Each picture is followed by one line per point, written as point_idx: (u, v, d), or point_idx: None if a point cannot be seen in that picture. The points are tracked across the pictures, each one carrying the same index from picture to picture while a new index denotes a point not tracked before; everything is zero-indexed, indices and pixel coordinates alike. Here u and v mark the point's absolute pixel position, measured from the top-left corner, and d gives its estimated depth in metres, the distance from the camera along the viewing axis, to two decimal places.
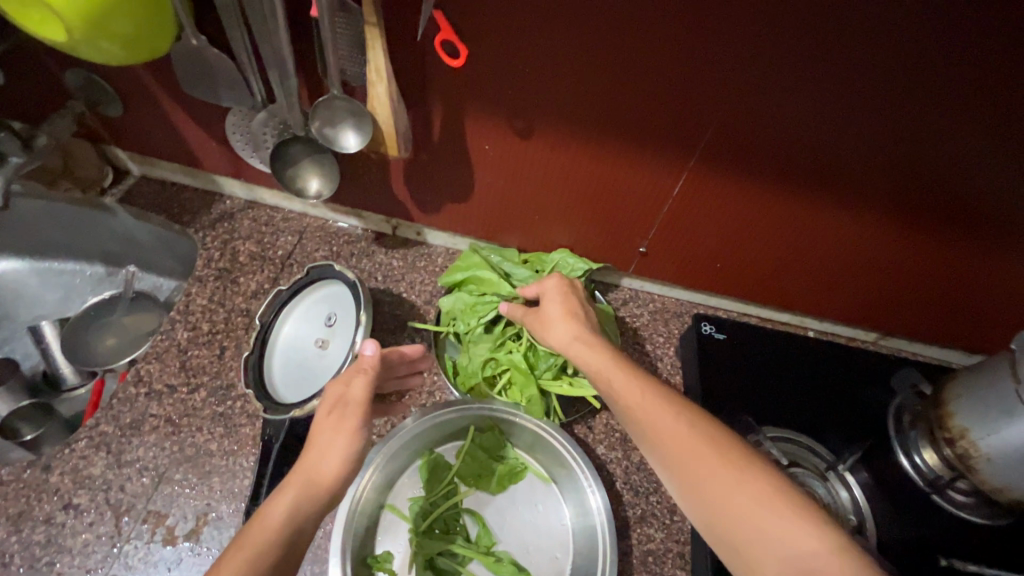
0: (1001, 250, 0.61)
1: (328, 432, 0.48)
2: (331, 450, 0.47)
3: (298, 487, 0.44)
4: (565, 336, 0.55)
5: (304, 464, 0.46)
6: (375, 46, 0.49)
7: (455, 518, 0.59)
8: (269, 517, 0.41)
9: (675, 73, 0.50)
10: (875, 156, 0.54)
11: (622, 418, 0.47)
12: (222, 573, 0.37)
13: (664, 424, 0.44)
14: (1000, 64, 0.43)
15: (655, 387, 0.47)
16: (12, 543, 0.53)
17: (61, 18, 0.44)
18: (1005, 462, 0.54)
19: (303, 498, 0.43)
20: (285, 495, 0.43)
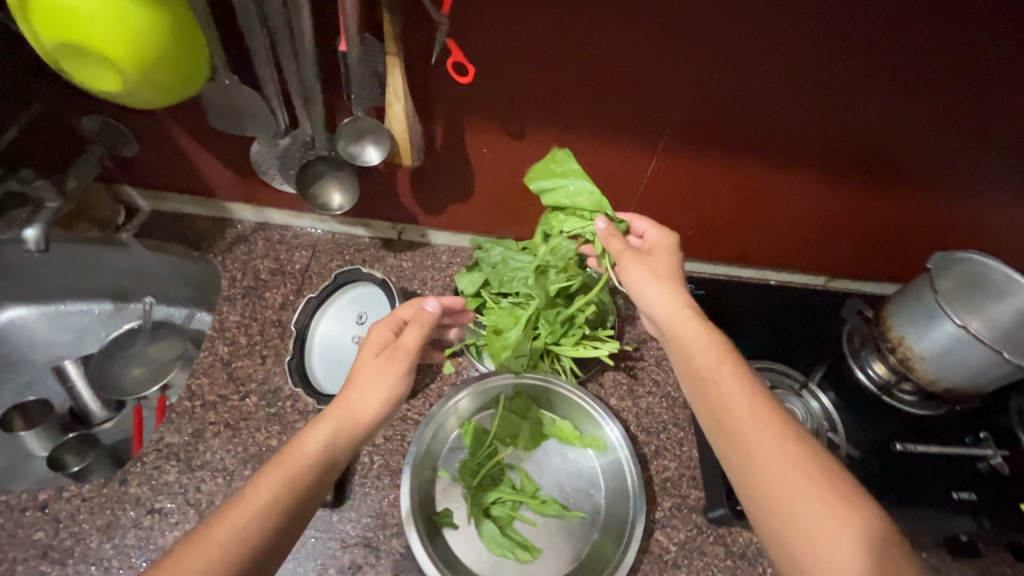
0: (913, 186, 0.75)
1: (372, 371, 0.56)
2: (370, 389, 0.55)
3: (337, 420, 0.52)
4: (670, 303, 0.57)
5: (346, 401, 0.53)
6: (394, 72, 0.57)
7: (501, 472, 0.67)
8: (309, 443, 0.50)
9: (647, 67, 0.60)
10: (811, 119, 0.66)
11: (710, 411, 0.52)
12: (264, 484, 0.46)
13: (754, 433, 0.48)
14: (890, 37, 0.56)
15: (755, 394, 0.51)
16: (107, 550, 0.57)
17: (119, 71, 0.51)
18: (934, 357, 0.68)
19: (341, 432, 0.51)
20: (324, 428, 0.51)
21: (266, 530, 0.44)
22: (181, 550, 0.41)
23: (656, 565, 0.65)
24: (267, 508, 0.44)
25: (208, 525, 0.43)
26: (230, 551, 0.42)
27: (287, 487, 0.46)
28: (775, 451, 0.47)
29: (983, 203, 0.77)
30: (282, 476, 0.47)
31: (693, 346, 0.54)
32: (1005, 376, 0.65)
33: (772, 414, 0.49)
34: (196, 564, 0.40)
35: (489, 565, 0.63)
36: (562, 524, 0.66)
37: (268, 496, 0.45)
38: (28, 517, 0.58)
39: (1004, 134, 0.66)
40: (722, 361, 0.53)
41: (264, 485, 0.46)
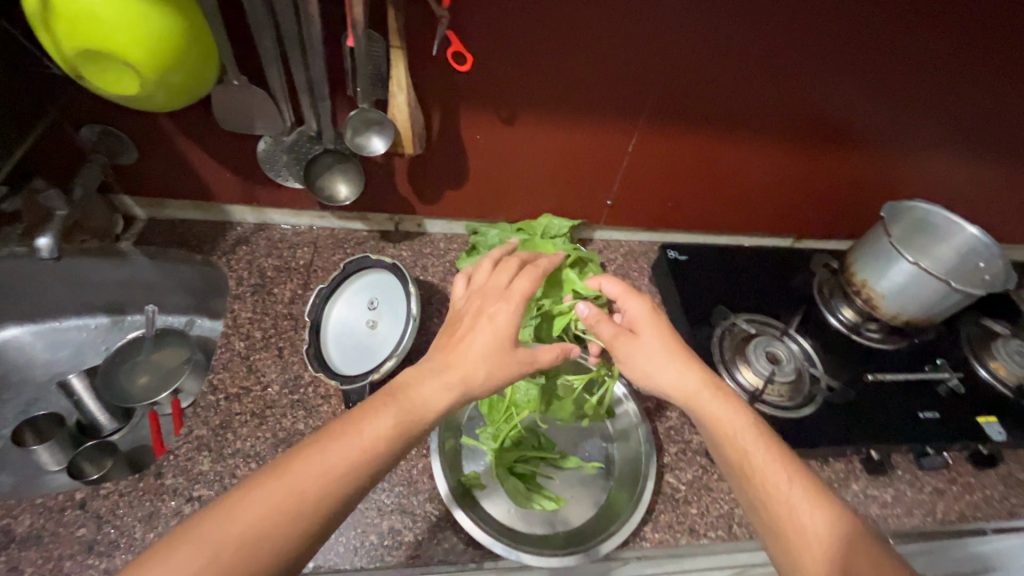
0: (860, 146, 0.84)
1: (496, 348, 0.55)
2: (490, 370, 0.54)
3: (460, 387, 0.52)
4: (677, 381, 0.56)
5: (468, 367, 0.53)
6: (398, 64, 0.62)
7: (521, 435, 0.72)
8: (429, 396, 0.51)
9: (624, 47, 0.67)
10: (768, 89, 0.73)
11: (762, 515, 0.48)
12: (383, 414, 0.48)
13: (815, 534, 0.45)
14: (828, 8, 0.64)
15: (796, 473, 0.49)
16: (151, 538, 0.59)
17: (137, 74, 0.53)
18: (893, 293, 0.77)
19: (456, 391, 0.52)
20: (444, 388, 0.52)
21: (376, 465, 0.46)
22: (298, 459, 0.44)
23: (671, 503, 0.70)
24: (380, 445, 0.46)
25: (320, 438, 0.45)
26: (340, 477, 0.44)
27: (399, 433, 0.48)
28: (839, 550, 0.44)
29: (922, 156, 0.87)
30: (399, 421, 0.48)
31: (720, 424, 0.53)
32: (957, 304, 0.73)
33: (830, 506, 0.47)
34: (312, 480, 0.43)
35: (520, 518, 0.68)
36: (579, 476, 0.72)
37: (383, 436, 0.47)
38: (68, 516, 0.59)
39: (934, 89, 0.75)
40: (750, 434, 0.52)
41: (380, 424, 0.47)
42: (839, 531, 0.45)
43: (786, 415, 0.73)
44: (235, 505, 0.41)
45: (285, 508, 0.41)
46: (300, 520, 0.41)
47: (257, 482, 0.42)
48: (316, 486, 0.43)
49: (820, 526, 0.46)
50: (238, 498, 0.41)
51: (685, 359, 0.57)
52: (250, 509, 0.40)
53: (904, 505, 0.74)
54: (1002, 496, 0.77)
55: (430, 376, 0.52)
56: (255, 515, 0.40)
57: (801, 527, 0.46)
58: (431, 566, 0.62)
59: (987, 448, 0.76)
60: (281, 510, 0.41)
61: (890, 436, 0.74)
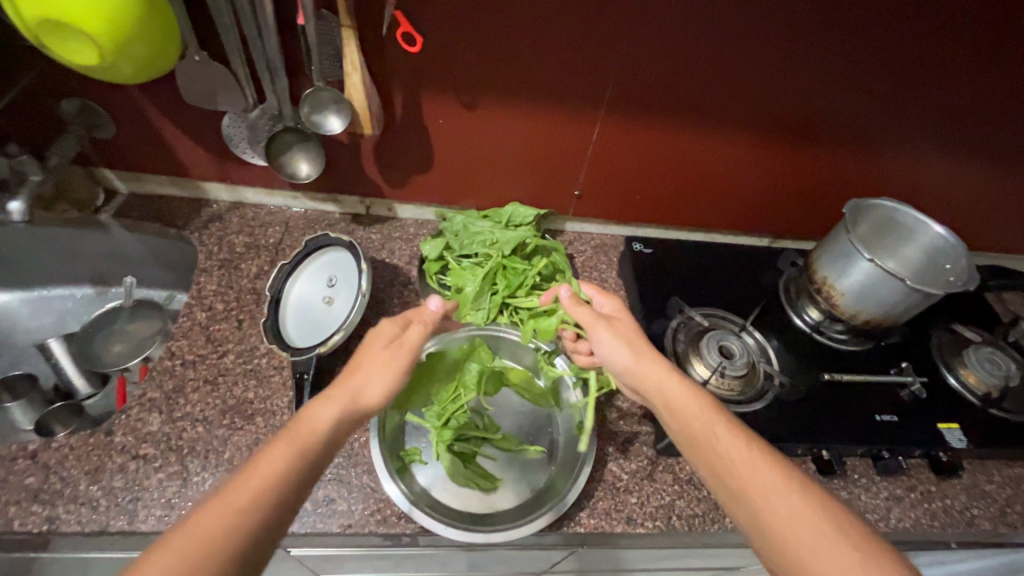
0: (830, 145, 0.84)
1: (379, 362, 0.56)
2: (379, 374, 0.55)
3: (345, 403, 0.52)
4: (655, 370, 0.57)
5: (354, 382, 0.54)
6: (350, 44, 0.64)
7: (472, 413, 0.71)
8: (321, 417, 0.50)
9: (579, 33, 0.67)
10: (729, 83, 0.74)
11: (722, 485, 0.49)
12: (274, 451, 0.46)
13: (761, 489, 0.47)
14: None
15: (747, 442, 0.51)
16: (95, 490, 0.61)
17: (97, 45, 0.56)
18: (851, 293, 0.76)
19: (348, 413, 0.52)
20: (333, 406, 0.51)
21: (281, 494, 0.44)
22: (197, 513, 0.41)
23: (611, 490, 0.70)
24: (279, 478, 0.44)
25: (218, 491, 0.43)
26: (244, 519, 0.41)
27: (297, 460, 0.46)
28: (791, 504, 0.45)
29: (896, 156, 0.85)
30: (295, 447, 0.47)
31: (683, 405, 0.55)
32: (916, 305, 0.72)
33: (776, 464, 0.49)
34: (215, 525, 0.40)
35: (452, 495, 0.69)
36: (519, 459, 0.73)
37: (281, 466, 0.45)
38: (19, 465, 0.62)
39: (901, 86, 0.74)
40: (708, 414, 0.53)
41: (275, 456, 0.46)
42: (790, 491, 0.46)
43: (733, 408, 0.73)
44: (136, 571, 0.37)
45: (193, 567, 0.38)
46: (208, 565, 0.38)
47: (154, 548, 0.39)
48: (221, 529, 0.40)
49: (773, 483, 0.47)
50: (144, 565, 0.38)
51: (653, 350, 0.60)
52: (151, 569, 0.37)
53: (856, 509, 0.71)
54: (962, 506, 0.74)
55: (321, 400, 0.52)
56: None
57: (748, 479, 0.48)
58: (364, 534, 0.64)
59: (947, 455, 0.74)
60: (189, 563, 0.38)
61: (844, 437, 0.73)
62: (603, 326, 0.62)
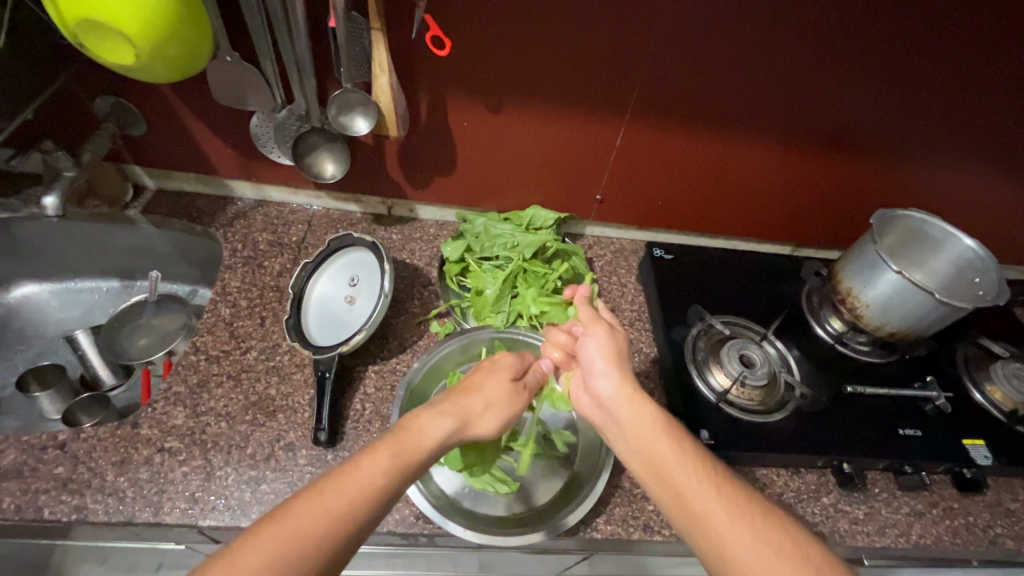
0: (856, 155, 0.83)
1: (494, 390, 0.61)
2: (492, 406, 0.60)
3: (457, 420, 0.56)
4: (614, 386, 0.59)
5: (465, 402, 0.58)
6: (378, 46, 0.65)
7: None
8: (425, 433, 0.52)
9: (606, 38, 0.67)
10: (754, 90, 0.73)
11: (683, 518, 0.48)
12: (378, 454, 0.48)
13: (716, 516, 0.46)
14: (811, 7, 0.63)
15: (704, 469, 0.50)
16: (121, 481, 0.63)
17: (133, 46, 0.57)
18: (876, 305, 0.75)
19: (457, 430, 0.55)
20: (444, 421, 0.54)
21: (378, 502, 0.45)
22: (303, 505, 0.42)
23: (628, 497, 0.70)
24: (382, 482, 0.46)
25: (321, 484, 0.44)
26: (345, 517, 0.43)
27: (397, 471, 0.47)
28: (750, 539, 0.44)
29: (925, 167, 0.84)
30: (396, 457, 0.48)
31: (635, 428, 0.55)
32: (944, 318, 0.71)
33: (738, 496, 0.48)
34: (316, 522, 0.41)
35: (470, 499, 0.69)
36: (536, 463, 0.73)
37: (381, 473, 0.46)
38: (49, 455, 0.63)
39: (932, 96, 0.73)
40: (661, 438, 0.54)
41: (378, 461, 0.47)
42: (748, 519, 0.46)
43: (753, 419, 0.72)
44: (238, 553, 0.39)
45: (300, 557, 0.40)
46: (307, 562, 0.40)
47: (262, 527, 0.41)
48: (323, 526, 0.41)
49: (730, 517, 0.46)
50: (233, 553, 0.39)
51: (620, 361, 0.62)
52: (256, 555, 0.39)
53: (876, 524, 0.70)
54: (986, 524, 0.72)
55: (430, 415, 0.54)
56: (256, 566, 0.38)
57: (704, 505, 0.47)
58: (381, 532, 0.65)
59: (971, 471, 0.73)
60: (290, 555, 0.39)
61: (865, 450, 0.72)
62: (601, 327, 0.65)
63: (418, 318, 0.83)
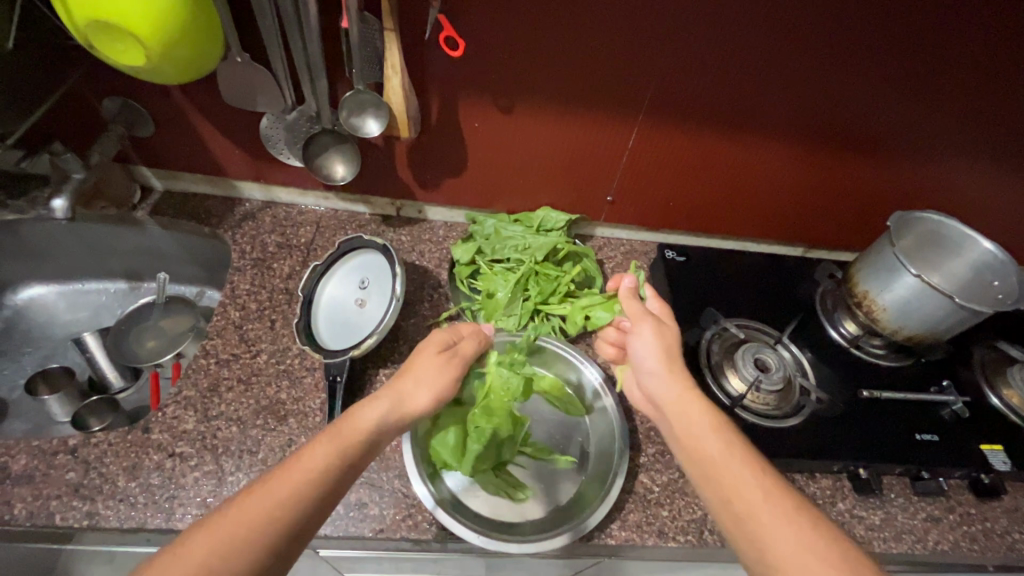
0: (871, 156, 0.82)
1: (431, 366, 0.59)
2: (425, 381, 0.57)
3: (391, 402, 0.54)
4: (671, 386, 0.58)
5: (400, 386, 0.56)
6: (391, 47, 0.64)
7: (514, 425, 0.69)
8: (363, 417, 0.51)
9: (621, 38, 0.66)
10: (768, 91, 0.72)
11: (727, 515, 0.48)
12: (318, 445, 0.48)
13: (762, 514, 0.46)
14: (829, 7, 0.62)
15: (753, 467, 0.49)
16: (132, 487, 0.62)
17: (145, 48, 0.56)
18: (893, 308, 0.74)
19: (394, 414, 0.54)
20: (380, 406, 0.53)
21: (319, 490, 0.45)
22: (246, 498, 0.43)
23: (642, 503, 0.69)
24: (323, 469, 0.46)
25: (267, 478, 0.45)
26: (286, 505, 0.43)
27: (338, 458, 0.47)
28: (790, 539, 0.44)
29: (941, 167, 0.83)
30: (336, 445, 0.48)
31: (690, 428, 0.54)
32: (963, 322, 0.69)
33: (785, 499, 0.47)
34: (257, 512, 0.42)
35: (481, 502, 0.68)
36: (549, 468, 0.72)
37: (322, 461, 0.46)
38: (60, 460, 0.63)
39: (951, 95, 0.72)
40: (715, 437, 0.52)
41: (318, 449, 0.47)
42: (790, 517, 0.45)
43: (768, 424, 0.71)
44: (181, 547, 0.40)
45: (244, 546, 0.40)
46: (249, 553, 0.40)
47: (207, 521, 0.41)
48: (263, 517, 0.42)
49: (778, 518, 0.45)
50: (178, 547, 0.40)
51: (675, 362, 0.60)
52: (194, 549, 0.39)
53: (893, 530, 0.69)
54: (1004, 530, 0.71)
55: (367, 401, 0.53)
56: (201, 557, 0.39)
57: (749, 500, 0.47)
58: (395, 538, 0.64)
59: (988, 476, 0.72)
60: (232, 545, 0.40)
61: (882, 455, 0.71)
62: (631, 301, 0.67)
63: (429, 321, 0.82)
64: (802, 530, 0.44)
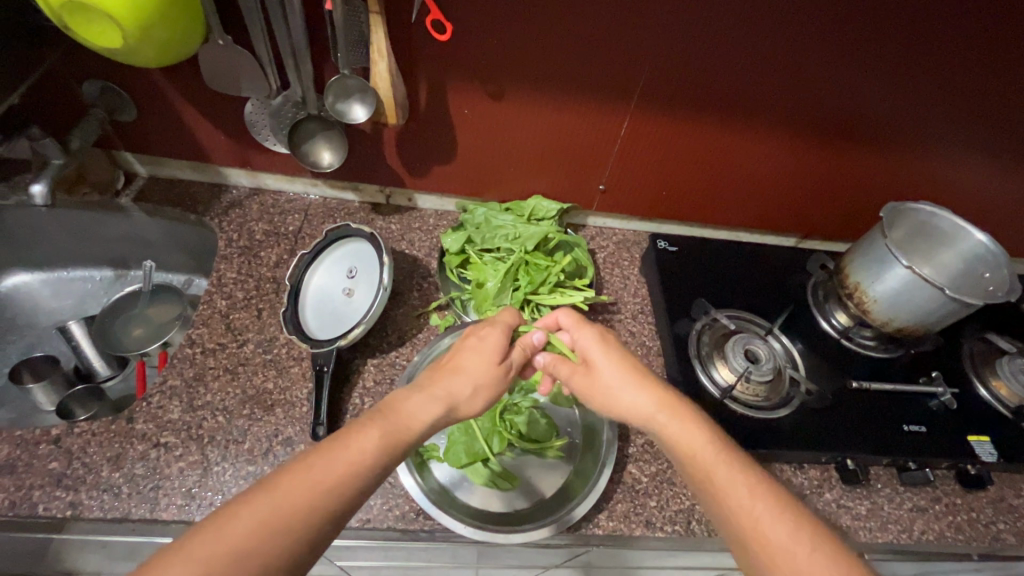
0: (864, 147, 0.81)
1: (481, 365, 0.58)
2: (480, 386, 0.56)
3: (443, 400, 0.53)
4: (648, 406, 0.56)
5: (454, 384, 0.55)
6: (377, 30, 0.63)
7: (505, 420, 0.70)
8: (415, 411, 0.51)
9: (611, 24, 0.65)
10: (761, 80, 0.71)
11: (725, 527, 0.47)
12: (369, 430, 0.46)
13: (761, 519, 0.45)
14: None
15: (746, 472, 0.49)
16: (117, 477, 0.62)
17: (121, 30, 0.55)
18: (884, 301, 0.73)
19: (442, 411, 0.53)
20: (431, 402, 0.52)
21: (367, 481, 0.44)
22: (292, 475, 0.41)
23: (630, 493, 0.69)
24: (370, 459, 0.45)
25: (313, 456, 0.43)
26: (335, 491, 0.42)
27: (388, 448, 0.46)
28: (794, 541, 0.43)
29: (935, 158, 0.82)
30: (385, 437, 0.47)
31: (681, 443, 0.53)
32: (954, 314, 0.69)
33: (782, 502, 0.46)
34: (310, 493, 0.40)
35: (471, 494, 0.68)
36: (536, 460, 0.72)
37: (372, 453, 0.45)
38: (43, 450, 0.62)
39: (947, 87, 0.71)
40: (706, 447, 0.52)
41: (367, 437, 0.46)
42: (787, 522, 0.45)
43: (757, 415, 0.71)
44: (224, 519, 0.38)
45: (291, 527, 0.39)
46: (297, 534, 0.39)
47: (246, 499, 0.39)
48: (311, 502, 0.40)
49: (777, 530, 0.44)
50: (225, 513, 0.38)
51: (652, 383, 0.58)
52: (241, 520, 0.38)
53: (879, 520, 0.69)
54: (989, 520, 0.72)
55: (418, 394, 0.52)
56: (247, 533, 0.37)
57: (746, 507, 0.46)
58: (381, 528, 0.64)
59: (974, 467, 0.72)
60: (280, 523, 0.39)
61: (869, 446, 0.71)
62: (592, 330, 0.64)
63: (417, 310, 0.81)
64: (802, 531, 0.44)
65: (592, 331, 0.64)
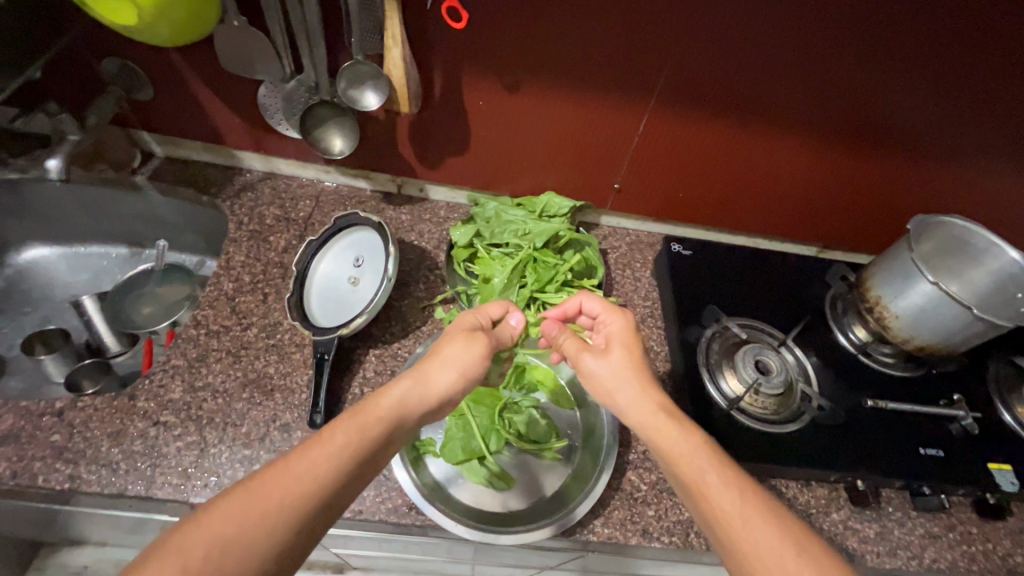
0: (893, 155, 0.78)
1: (453, 345, 0.57)
2: (452, 366, 0.55)
3: (410, 383, 0.52)
4: (645, 411, 0.53)
5: (427, 370, 0.54)
6: (392, 15, 0.62)
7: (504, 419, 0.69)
8: (384, 397, 0.50)
9: (631, 16, 0.63)
10: (785, 81, 0.68)
11: (724, 550, 0.44)
12: (339, 425, 0.46)
13: (763, 544, 0.43)
14: None
15: (747, 492, 0.46)
16: (115, 453, 0.62)
17: (137, 6, 0.55)
18: (906, 316, 0.70)
19: (411, 396, 0.52)
20: (401, 389, 0.52)
21: (338, 472, 0.43)
22: (265, 476, 0.41)
23: (628, 501, 0.68)
24: (342, 454, 0.44)
25: (289, 457, 0.43)
26: (308, 488, 0.41)
27: (359, 440, 0.46)
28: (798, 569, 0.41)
29: (970, 169, 0.78)
30: (356, 428, 0.46)
31: (676, 456, 0.50)
32: (980, 334, 0.66)
33: (784, 526, 0.44)
34: (284, 492, 0.40)
35: (466, 491, 0.67)
36: (535, 461, 0.71)
37: (342, 446, 0.45)
38: (46, 422, 0.63)
39: (984, 95, 0.67)
40: (704, 462, 0.49)
41: (338, 432, 0.46)
42: (792, 549, 0.42)
43: (764, 428, 0.69)
44: (200, 519, 0.38)
45: (265, 526, 0.39)
46: (271, 533, 0.39)
47: (213, 503, 0.39)
48: (280, 499, 0.40)
49: (780, 557, 0.42)
50: (201, 514, 0.38)
51: (650, 385, 0.56)
52: (215, 521, 0.38)
53: (888, 545, 0.67)
54: (1006, 552, 0.68)
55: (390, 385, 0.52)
56: (220, 533, 0.37)
57: (747, 530, 0.44)
58: (373, 520, 0.64)
59: (993, 496, 0.69)
60: (253, 523, 0.38)
61: (882, 468, 0.68)
62: (623, 318, 0.62)
63: (423, 302, 0.80)
64: (810, 559, 0.41)
65: (624, 320, 0.62)
